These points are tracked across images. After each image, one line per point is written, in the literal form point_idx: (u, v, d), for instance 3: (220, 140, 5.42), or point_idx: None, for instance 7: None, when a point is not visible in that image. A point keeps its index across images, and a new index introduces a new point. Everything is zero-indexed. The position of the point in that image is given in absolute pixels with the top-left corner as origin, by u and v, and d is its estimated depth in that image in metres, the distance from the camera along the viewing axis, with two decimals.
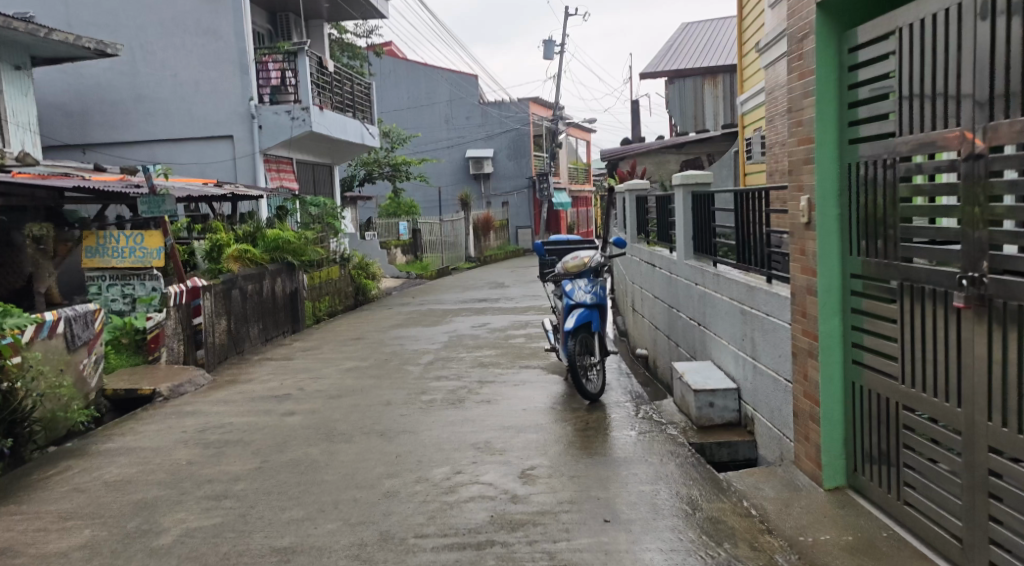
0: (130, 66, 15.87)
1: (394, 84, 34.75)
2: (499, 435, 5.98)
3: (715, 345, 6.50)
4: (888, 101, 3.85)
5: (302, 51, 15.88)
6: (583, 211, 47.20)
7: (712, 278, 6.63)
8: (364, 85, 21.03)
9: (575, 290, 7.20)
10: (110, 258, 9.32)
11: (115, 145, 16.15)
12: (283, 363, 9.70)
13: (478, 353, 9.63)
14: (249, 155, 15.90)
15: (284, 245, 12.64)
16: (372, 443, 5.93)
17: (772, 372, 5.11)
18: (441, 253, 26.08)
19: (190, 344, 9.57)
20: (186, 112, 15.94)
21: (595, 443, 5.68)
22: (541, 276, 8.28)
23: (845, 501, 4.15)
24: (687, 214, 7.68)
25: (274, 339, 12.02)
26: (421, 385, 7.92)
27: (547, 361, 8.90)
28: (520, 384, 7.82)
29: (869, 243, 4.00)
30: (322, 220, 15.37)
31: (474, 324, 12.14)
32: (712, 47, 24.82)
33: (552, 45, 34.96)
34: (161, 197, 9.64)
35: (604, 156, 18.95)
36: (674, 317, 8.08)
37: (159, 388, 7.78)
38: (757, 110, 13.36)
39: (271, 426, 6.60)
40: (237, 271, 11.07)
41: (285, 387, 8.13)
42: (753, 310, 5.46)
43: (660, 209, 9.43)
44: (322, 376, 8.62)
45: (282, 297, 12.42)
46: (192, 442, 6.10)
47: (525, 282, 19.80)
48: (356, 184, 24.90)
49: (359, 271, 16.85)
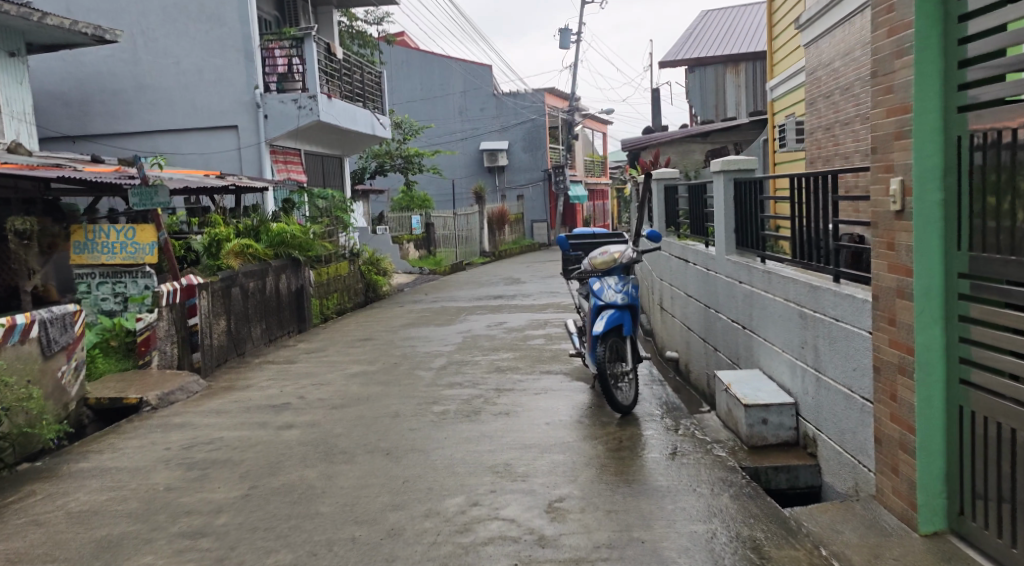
0: (131, 54, 15.22)
1: (407, 76, 34.06)
2: (520, 456, 5.25)
3: (764, 352, 5.76)
4: (1011, 57, 3.10)
5: (309, 37, 15.07)
6: (600, 205, 46.39)
7: (760, 277, 5.87)
8: (374, 74, 20.33)
9: (604, 289, 6.46)
10: (99, 254, 8.67)
11: (115, 136, 15.48)
12: (284, 367, 8.99)
13: (494, 356, 8.89)
14: (255, 145, 15.21)
15: (289, 240, 11.97)
16: (376, 465, 5.21)
17: (841, 388, 4.37)
18: (455, 247, 25.36)
19: (185, 346, 8.75)
20: (189, 101, 15.27)
21: (632, 466, 4.96)
22: (565, 273, 7.54)
23: (949, 551, 3.42)
24: (727, 205, 6.92)
25: (279, 339, 11.34)
26: (432, 394, 7.18)
27: (570, 366, 8.16)
28: (541, 393, 7.08)
29: (985, 236, 3.26)
30: (331, 214, 14.56)
31: (490, 323, 11.43)
32: (735, 33, 24.06)
33: (568, 34, 34.21)
34: (154, 189, 8.95)
35: (626, 146, 18.19)
36: (713, 318, 7.32)
37: (147, 397, 7.07)
38: (795, 91, 12.58)
39: (265, 442, 5.88)
40: (238, 267, 10.37)
41: (283, 395, 7.41)
42: (816, 314, 4.71)
43: (693, 201, 8.68)
44: (326, 383, 7.90)
45: (286, 295, 11.73)
46: (175, 462, 5.39)
47: (541, 277, 19.05)
48: (367, 177, 24.20)
49: (369, 267, 16.17)
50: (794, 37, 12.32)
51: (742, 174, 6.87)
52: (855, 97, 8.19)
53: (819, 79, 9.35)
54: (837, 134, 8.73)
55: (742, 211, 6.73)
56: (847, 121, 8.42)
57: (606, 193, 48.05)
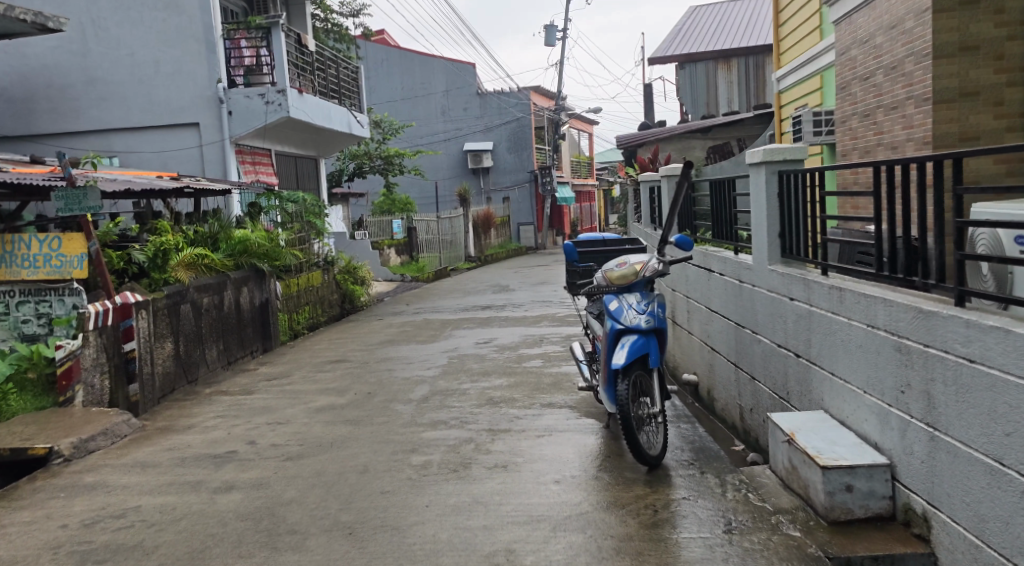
0: (80, 45, 13.86)
1: (387, 74, 32.67)
2: (526, 539, 3.98)
3: (831, 391, 4.50)
4: None
5: (276, 26, 13.78)
6: (588, 208, 45.15)
7: (824, 294, 4.61)
8: (351, 69, 19.03)
9: (623, 309, 5.20)
10: (20, 269, 7.47)
11: (65, 136, 14.14)
12: (239, 399, 7.65)
13: (485, 384, 7.56)
14: (218, 143, 13.85)
15: (250, 248, 10.69)
16: (335, 553, 3.91)
17: (982, 457, 3.14)
18: (439, 252, 24.02)
19: (120, 377, 7.37)
20: (145, 97, 13.92)
21: (677, 554, 3.73)
22: (573, 290, 6.29)
23: None
24: (769, 203, 5.59)
25: (239, 362, 10.00)
26: (410, 439, 5.86)
27: (575, 396, 6.88)
28: (545, 435, 5.79)
29: None
30: (302, 219, 13.24)
31: (478, 340, 10.14)
32: (726, 29, 22.91)
33: (553, 30, 33.06)
34: (82, 191, 7.67)
35: (621, 143, 16.95)
36: (748, 342, 6.06)
37: (58, 445, 5.72)
38: (819, 74, 11.49)
39: (193, 513, 4.56)
40: (189, 280, 9.05)
41: (229, 440, 6.07)
42: (928, 350, 3.47)
43: (713, 200, 7.43)
44: (284, 422, 6.55)
45: (248, 310, 10.40)
46: (66, 552, 4.10)
47: (532, 284, 17.72)
48: (345, 179, 22.78)
49: (346, 275, 14.89)
50: (819, 12, 11.20)
51: (789, 166, 5.53)
52: (905, 76, 6.89)
53: (852, 59, 8.03)
54: (879, 121, 7.41)
55: (790, 209, 5.42)
56: (893, 105, 7.11)
57: (593, 194, 46.92)
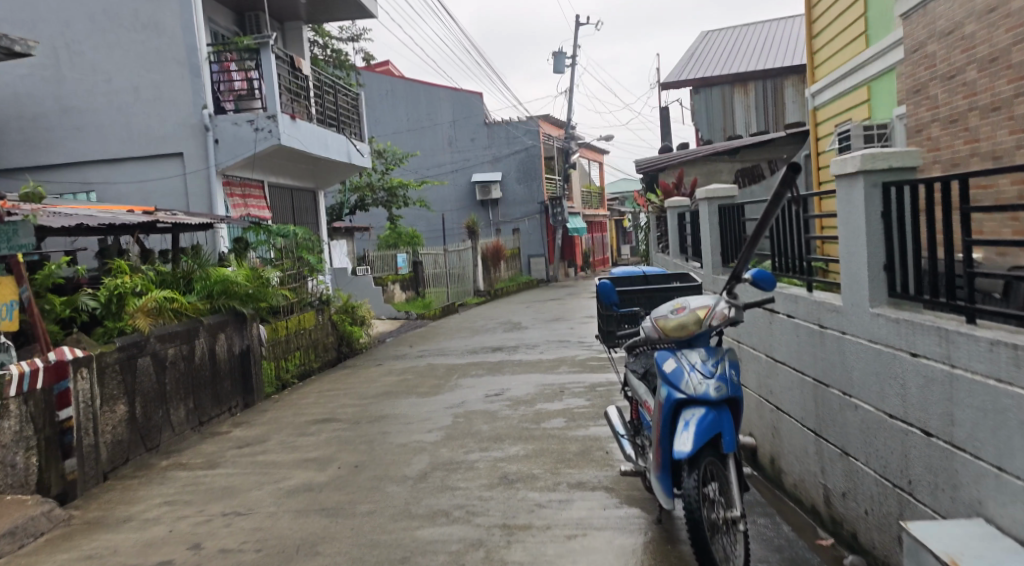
0: (53, 71, 12.69)
1: (391, 106, 31.39)
2: None
3: (996, 494, 3.17)
4: None
5: (266, 47, 12.46)
6: (601, 239, 43.78)
7: (975, 351, 3.28)
8: (352, 96, 17.84)
9: (684, 372, 3.85)
10: None
11: (37, 169, 12.95)
12: (199, 475, 6.30)
13: (496, 453, 6.18)
14: (203, 173, 12.58)
15: (230, 289, 9.37)
16: None
17: None
18: (447, 287, 22.67)
19: (53, 452, 6.02)
20: (123, 125, 12.72)
21: None
22: (613, 343, 4.95)
23: None
24: (871, 226, 4.21)
25: (214, 421, 8.66)
26: (401, 540, 4.49)
27: (612, 472, 5.49)
28: (578, 536, 4.39)
29: None
30: (294, 255, 11.81)
31: (488, 392, 8.76)
32: (741, 51, 21.72)
33: (562, 57, 31.97)
34: (11, 226, 6.16)
35: (641, 167, 15.69)
36: (834, 404, 4.67)
37: None
38: (864, 83, 10.25)
39: None
40: (152, 330, 7.69)
41: (168, 543, 4.71)
42: None
43: (770, 225, 6.06)
44: (245, 512, 5.18)
45: (225, 361, 9.05)
46: None
47: (545, 321, 16.35)
48: (346, 213, 21.50)
49: (343, 316, 13.59)
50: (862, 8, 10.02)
51: (896, 177, 4.19)
52: (1010, 68, 5.70)
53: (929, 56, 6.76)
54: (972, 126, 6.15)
55: (902, 235, 4.07)
56: (995, 105, 5.85)
57: (605, 225, 45.55)
